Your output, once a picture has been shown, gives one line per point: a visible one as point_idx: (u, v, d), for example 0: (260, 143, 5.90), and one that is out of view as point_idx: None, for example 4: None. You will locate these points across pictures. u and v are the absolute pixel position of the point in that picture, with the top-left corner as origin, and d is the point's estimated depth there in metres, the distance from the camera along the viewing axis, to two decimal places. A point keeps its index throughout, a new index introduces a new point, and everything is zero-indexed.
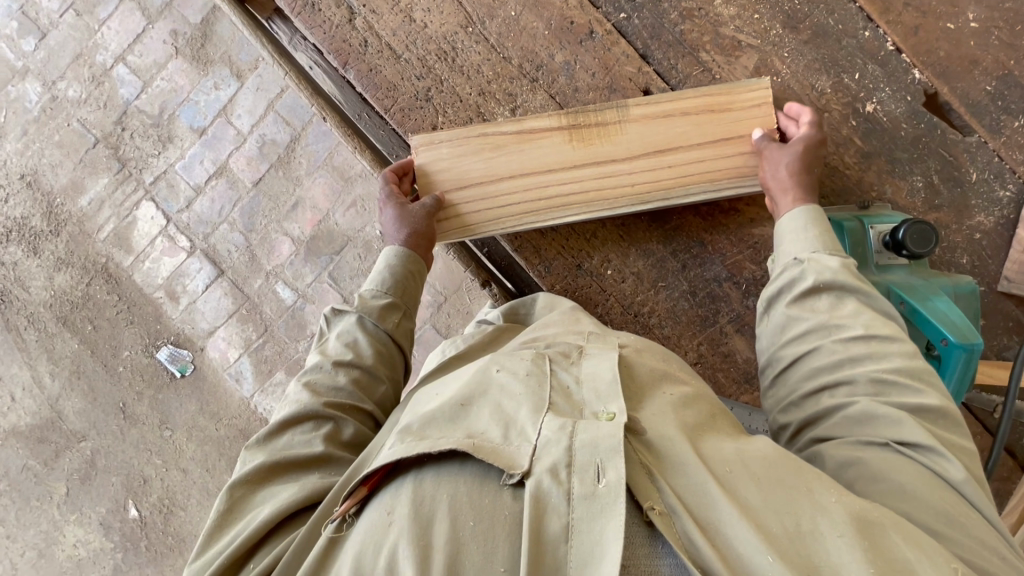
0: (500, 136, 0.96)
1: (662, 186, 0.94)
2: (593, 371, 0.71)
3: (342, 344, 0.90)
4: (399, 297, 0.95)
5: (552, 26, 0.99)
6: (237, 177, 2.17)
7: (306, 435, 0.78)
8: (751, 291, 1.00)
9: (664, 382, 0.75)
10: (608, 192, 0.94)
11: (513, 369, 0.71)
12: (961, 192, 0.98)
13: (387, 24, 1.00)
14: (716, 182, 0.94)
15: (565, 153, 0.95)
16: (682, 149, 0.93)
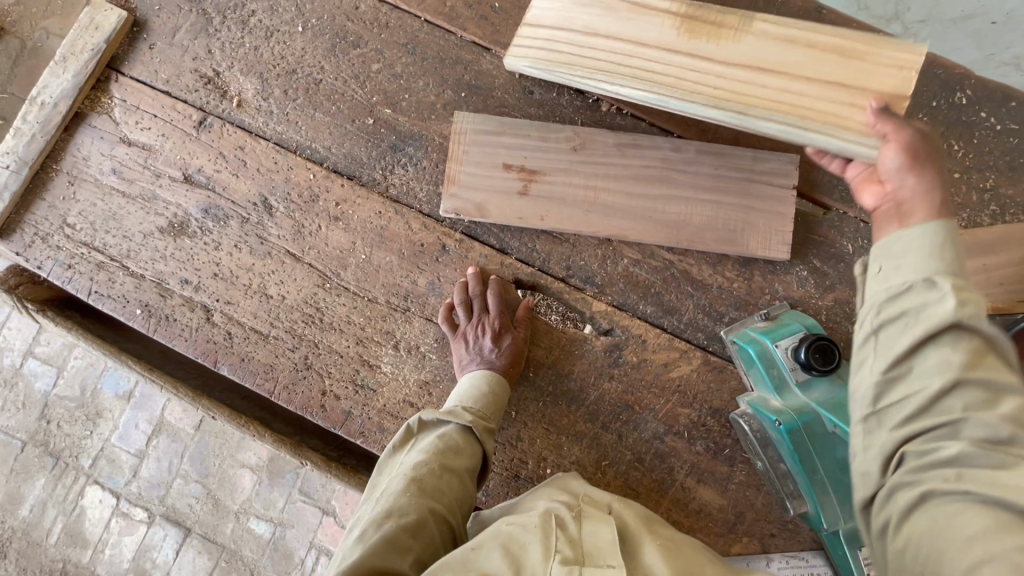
0: (582, 34, 0.78)
1: (742, 103, 0.69)
2: (593, 531, 0.70)
3: (439, 444, 0.82)
4: (492, 420, 0.88)
5: (404, 254, 0.99)
6: (178, 427, 2.06)
7: (405, 536, 0.70)
8: (695, 436, 0.95)
9: (669, 533, 0.77)
10: (685, 83, 0.71)
11: (522, 521, 0.71)
12: (846, 266, 0.98)
13: (245, 309, 0.98)
14: (807, 121, 0.67)
15: (672, 37, 0.73)
16: (790, 76, 0.69)
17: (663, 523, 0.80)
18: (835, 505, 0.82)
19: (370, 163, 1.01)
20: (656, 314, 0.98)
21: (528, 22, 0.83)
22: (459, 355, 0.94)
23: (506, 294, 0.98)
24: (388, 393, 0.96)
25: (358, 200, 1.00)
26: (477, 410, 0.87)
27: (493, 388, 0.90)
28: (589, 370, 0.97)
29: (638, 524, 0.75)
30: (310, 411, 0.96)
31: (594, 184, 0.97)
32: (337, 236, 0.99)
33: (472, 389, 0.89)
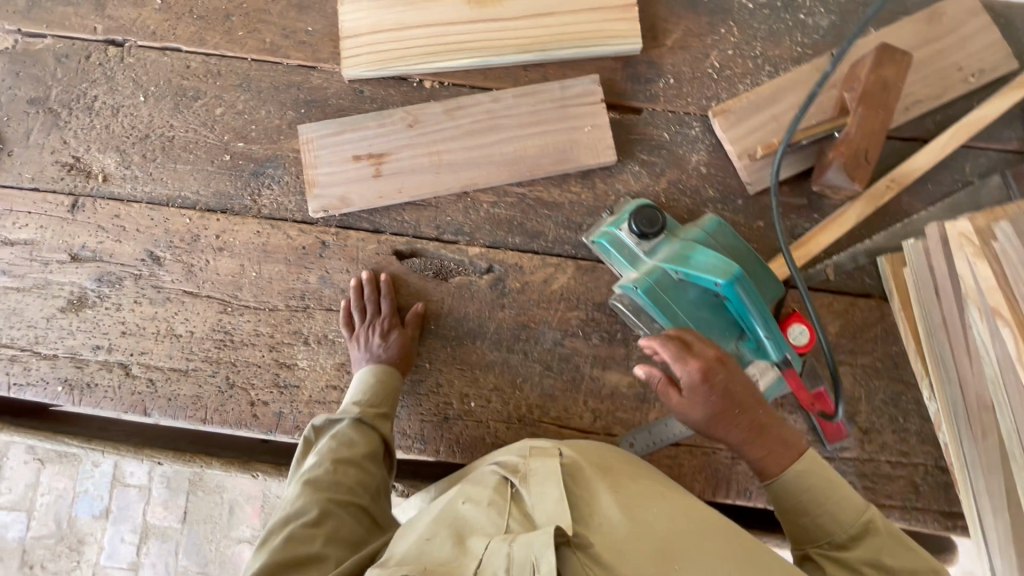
0: (405, 21, 1.13)
1: (538, 43, 1.13)
2: (542, 492, 0.77)
3: (335, 446, 0.92)
4: (384, 407, 0.97)
5: (290, 260, 1.08)
6: (164, 527, 2.05)
7: (308, 527, 0.83)
8: (589, 331, 1.07)
9: (629, 470, 0.87)
10: (492, 44, 1.12)
11: (477, 500, 0.79)
12: (668, 151, 1.13)
13: (160, 354, 1.05)
14: (586, 40, 1.13)
15: (467, 10, 1.14)
16: (560, 14, 1.14)
17: (631, 461, 0.91)
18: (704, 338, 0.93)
19: (238, 193, 1.11)
20: (525, 241, 1.10)
21: (346, 36, 1.14)
22: (355, 355, 1.02)
23: (390, 266, 1.09)
24: (311, 384, 1.04)
25: (236, 228, 1.09)
26: (365, 402, 0.96)
27: (383, 377, 0.98)
28: (482, 306, 1.08)
29: (592, 468, 0.84)
30: (245, 424, 1.03)
31: (436, 149, 1.10)
32: (226, 264, 1.08)
33: (363, 383, 0.98)
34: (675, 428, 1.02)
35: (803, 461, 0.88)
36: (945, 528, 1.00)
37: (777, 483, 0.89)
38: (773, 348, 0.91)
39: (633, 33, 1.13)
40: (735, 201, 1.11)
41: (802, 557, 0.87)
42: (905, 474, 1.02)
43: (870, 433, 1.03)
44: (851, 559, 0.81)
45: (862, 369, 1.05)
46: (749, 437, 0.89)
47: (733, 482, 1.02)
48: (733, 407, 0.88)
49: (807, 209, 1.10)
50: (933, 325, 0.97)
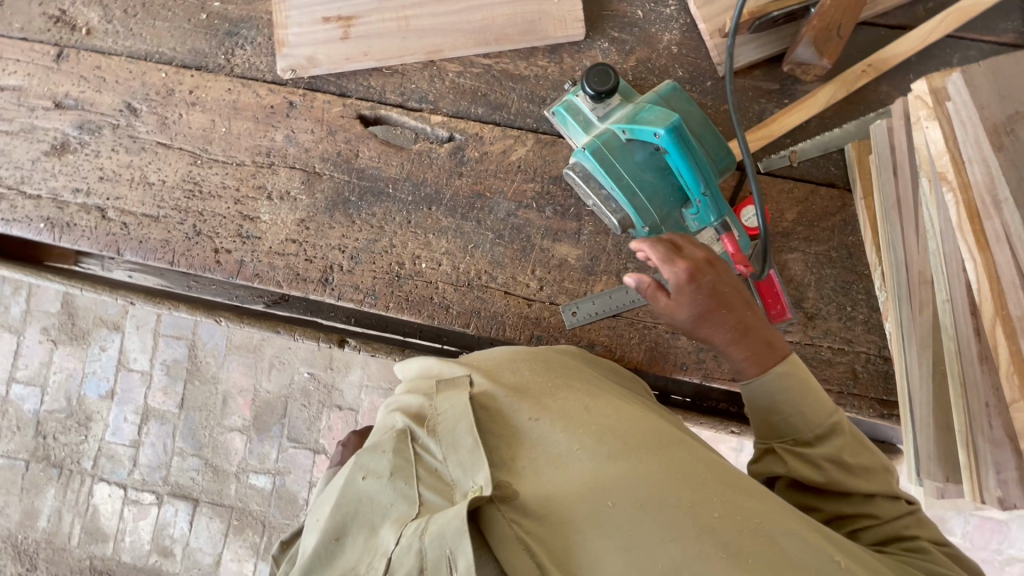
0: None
1: None
2: (452, 440, 0.74)
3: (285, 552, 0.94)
4: None
5: (258, 118, 1.11)
6: (164, 411, 2.19)
7: None
8: (543, 204, 1.08)
9: (552, 390, 0.82)
10: None
11: (378, 470, 0.73)
12: (639, 29, 1.10)
13: (134, 200, 1.10)
14: None
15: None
16: None
17: (555, 372, 0.85)
18: (645, 200, 0.93)
19: (212, 52, 1.14)
20: (488, 113, 1.11)
21: None
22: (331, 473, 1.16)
23: (353, 129, 1.11)
24: (272, 237, 1.08)
25: (209, 84, 1.12)
26: None
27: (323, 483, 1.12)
28: (440, 174, 1.09)
29: (509, 398, 0.81)
30: (208, 269, 1.08)
31: (403, 14, 1.10)
32: (198, 119, 1.12)
33: None
34: (618, 301, 1.04)
35: (784, 365, 0.83)
36: (880, 415, 0.99)
37: (749, 389, 0.84)
38: (712, 211, 0.92)
39: None
40: (703, 83, 1.09)
41: (763, 453, 0.82)
42: (846, 361, 1.01)
43: (815, 319, 1.02)
44: (816, 457, 0.77)
45: (815, 256, 1.04)
46: (736, 340, 0.86)
47: (672, 355, 1.03)
48: (721, 309, 0.86)
49: (777, 94, 1.07)
50: (890, 205, 0.94)
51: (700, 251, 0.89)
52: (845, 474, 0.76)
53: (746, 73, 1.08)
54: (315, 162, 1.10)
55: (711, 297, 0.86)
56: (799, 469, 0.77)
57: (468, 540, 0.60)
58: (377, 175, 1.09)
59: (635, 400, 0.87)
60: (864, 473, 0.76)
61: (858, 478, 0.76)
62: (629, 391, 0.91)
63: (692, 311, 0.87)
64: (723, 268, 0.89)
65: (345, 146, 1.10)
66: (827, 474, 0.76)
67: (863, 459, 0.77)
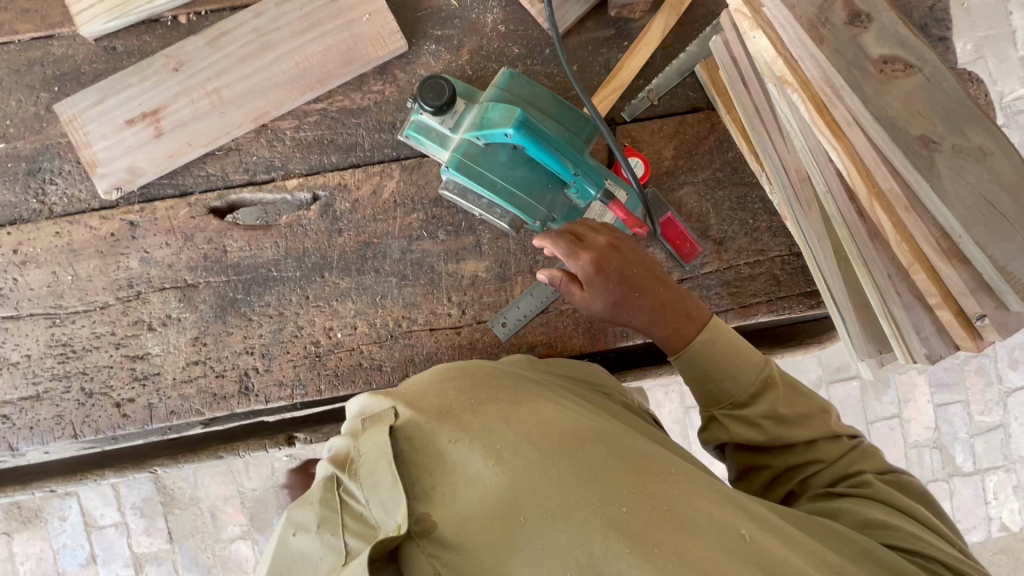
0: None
1: None
2: (373, 480, 0.70)
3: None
4: None
5: (104, 252, 1.01)
6: (154, 552, 2.07)
7: None
8: (434, 230, 1.03)
9: (475, 403, 0.76)
10: None
11: (305, 524, 0.71)
12: (461, 20, 1.05)
13: (4, 387, 0.99)
14: None
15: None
16: None
17: (478, 386, 0.79)
18: (526, 196, 0.91)
19: (21, 199, 1.01)
20: (343, 158, 1.04)
21: None
22: None
23: (211, 226, 1.02)
24: (171, 368, 1.00)
25: (33, 236, 1.00)
26: None
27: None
28: (320, 238, 1.03)
29: (433, 425, 0.74)
30: (118, 425, 0.99)
31: (213, 88, 1.01)
32: (37, 276, 1.00)
33: None
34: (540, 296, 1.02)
35: (707, 331, 0.86)
36: (811, 308, 1.03)
37: (681, 360, 0.86)
38: (592, 185, 0.91)
39: None
40: (542, 53, 1.05)
41: (708, 421, 0.85)
42: (765, 270, 1.04)
43: (725, 242, 1.04)
44: (751, 416, 0.81)
45: (704, 184, 1.05)
46: (663, 323, 0.88)
47: (610, 327, 1.03)
48: (638, 295, 0.88)
49: (615, 39, 1.05)
50: (753, 115, 0.95)
51: (609, 240, 0.89)
52: (784, 427, 0.81)
53: (579, 30, 1.05)
54: (185, 274, 1.01)
55: (625, 288, 0.88)
56: (740, 433, 0.81)
57: None
58: (256, 263, 1.02)
59: (559, 389, 0.84)
60: (804, 420, 0.81)
61: (798, 426, 0.81)
62: (551, 379, 0.87)
63: (607, 300, 0.89)
64: (627, 249, 0.90)
65: (209, 247, 1.02)
66: (765, 432, 0.80)
67: (797, 408, 0.82)
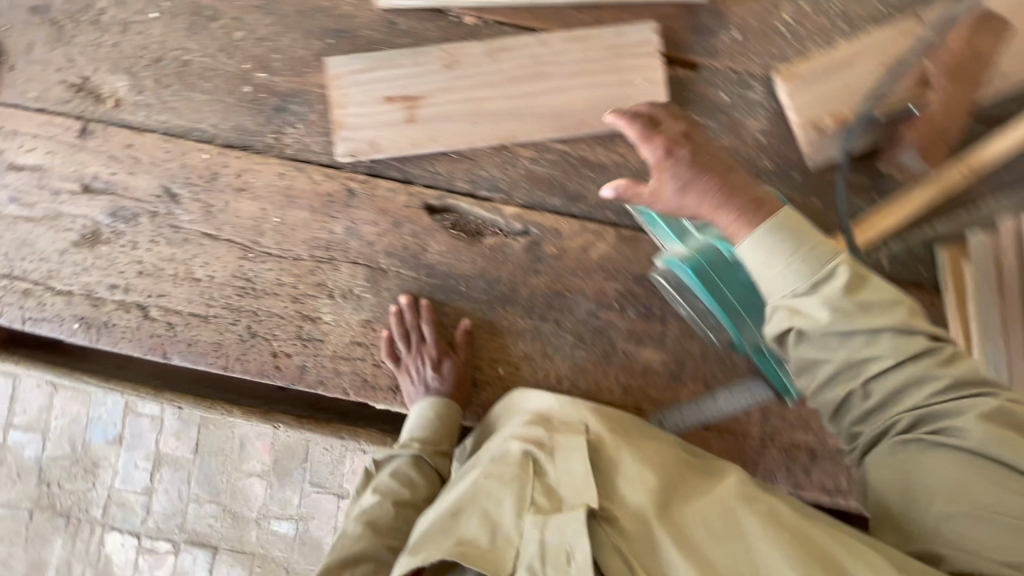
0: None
1: None
2: (566, 466, 0.78)
3: (394, 483, 0.94)
4: (446, 441, 0.97)
5: (315, 208, 1.02)
6: (176, 456, 2.10)
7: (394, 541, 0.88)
8: (626, 304, 1.02)
9: (648, 438, 0.86)
10: None
11: (500, 472, 0.79)
12: (725, 115, 1.04)
13: (179, 297, 1.01)
14: None
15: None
16: None
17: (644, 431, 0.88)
18: (749, 322, 0.90)
19: (259, 129, 1.03)
20: (565, 204, 1.03)
21: None
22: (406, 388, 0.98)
23: (421, 220, 1.02)
24: (336, 340, 1.00)
25: (258, 168, 1.02)
26: (427, 438, 0.96)
27: (440, 413, 0.96)
28: (516, 270, 1.02)
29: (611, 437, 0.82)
30: (268, 374, 1.00)
31: (476, 97, 1.01)
32: (247, 207, 1.02)
33: (421, 418, 0.96)
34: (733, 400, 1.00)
35: (778, 218, 0.74)
36: None
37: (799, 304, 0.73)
38: None
39: None
40: (792, 175, 1.03)
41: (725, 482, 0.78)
42: None
43: None
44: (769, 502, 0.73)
45: None
46: (717, 207, 0.75)
47: (760, 466, 0.99)
48: (716, 180, 0.75)
49: (869, 189, 1.02)
50: (992, 326, 0.95)
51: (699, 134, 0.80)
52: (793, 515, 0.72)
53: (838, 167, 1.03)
54: (380, 257, 1.02)
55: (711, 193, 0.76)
56: None
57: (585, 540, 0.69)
58: (448, 271, 1.02)
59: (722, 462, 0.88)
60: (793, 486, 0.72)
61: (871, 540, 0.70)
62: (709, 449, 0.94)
63: (674, 182, 0.76)
64: (702, 140, 0.79)
65: (412, 240, 1.02)
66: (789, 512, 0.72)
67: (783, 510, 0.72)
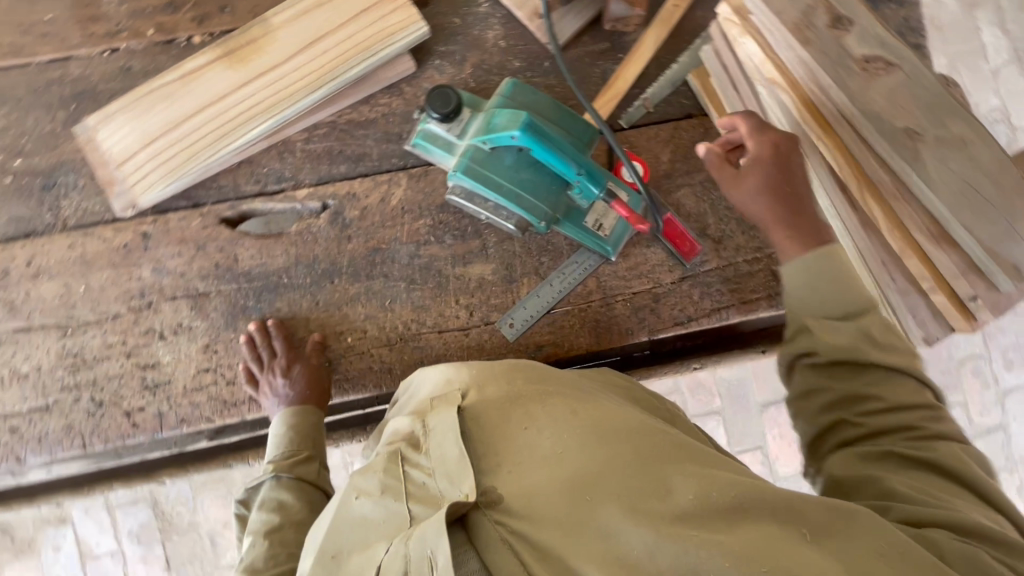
0: (168, 86, 1.02)
1: (322, 75, 1.03)
2: (438, 440, 0.67)
3: (265, 511, 0.94)
4: (306, 450, 1.00)
5: (116, 263, 1.02)
6: None
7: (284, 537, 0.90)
8: (441, 234, 1.06)
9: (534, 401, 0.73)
10: (280, 93, 1.02)
11: (369, 490, 0.65)
12: (461, 37, 1.10)
13: (14, 399, 0.99)
14: (370, 47, 1.04)
15: (230, 78, 1.02)
16: (331, 33, 1.04)
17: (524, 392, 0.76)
18: (532, 199, 0.95)
19: (35, 212, 1.03)
20: (351, 167, 1.07)
21: (121, 160, 1.02)
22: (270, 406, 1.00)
23: (222, 235, 1.04)
24: (182, 375, 1.00)
25: (45, 248, 1.02)
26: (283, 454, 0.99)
27: (297, 418, 1.00)
28: (329, 245, 1.05)
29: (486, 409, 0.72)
30: (127, 436, 0.99)
31: (222, 112, 1.02)
32: (50, 288, 1.01)
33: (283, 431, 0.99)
34: (576, 269, 1.05)
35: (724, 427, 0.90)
36: None
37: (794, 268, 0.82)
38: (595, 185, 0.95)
39: (417, 18, 1.04)
40: (542, 65, 1.10)
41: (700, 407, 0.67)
42: (762, 267, 1.06)
43: (723, 240, 1.06)
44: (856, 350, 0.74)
45: (700, 185, 1.08)
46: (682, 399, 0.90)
47: (615, 326, 1.04)
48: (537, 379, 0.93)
49: (611, 51, 1.11)
50: None
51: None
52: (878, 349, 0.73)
53: (578, 43, 1.11)
54: (196, 283, 1.03)
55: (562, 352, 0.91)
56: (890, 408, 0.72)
57: (443, 532, 0.54)
58: (266, 271, 1.04)
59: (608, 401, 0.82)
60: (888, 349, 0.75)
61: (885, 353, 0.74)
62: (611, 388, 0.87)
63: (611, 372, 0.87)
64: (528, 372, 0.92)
65: (220, 255, 1.04)
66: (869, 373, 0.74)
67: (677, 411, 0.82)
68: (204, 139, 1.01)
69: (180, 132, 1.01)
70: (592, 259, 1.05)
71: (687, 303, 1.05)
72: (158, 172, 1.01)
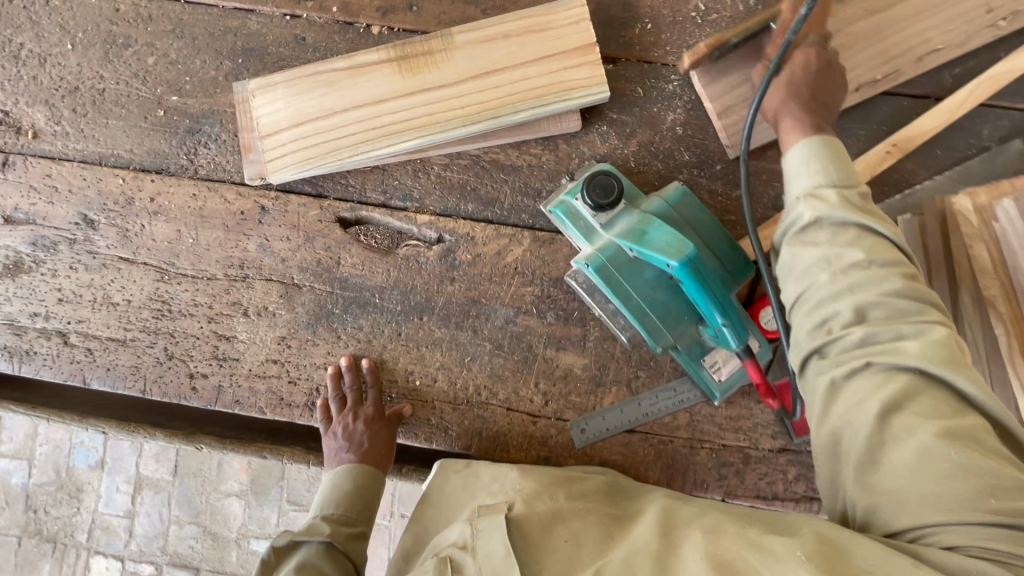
0: (333, 73, 0.99)
1: (484, 111, 0.96)
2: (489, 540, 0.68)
3: None
4: (361, 522, 0.94)
5: (229, 227, 1.02)
6: (156, 479, 1.81)
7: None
8: (544, 309, 0.99)
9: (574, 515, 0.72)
10: (436, 115, 0.96)
11: None
12: (637, 109, 1.00)
13: (99, 322, 1.01)
14: (541, 96, 0.96)
15: (394, 83, 0.98)
16: (507, 68, 0.97)
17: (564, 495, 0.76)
18: (658, 323, 0.86)
19: (173, 152, 1.03)
20: (479, 209, 1.01)
21: (265, 132, 1.00)
22: (329, 447, 0.96)
23: (333, 234, 1.01)
24: (251, 358, 1.00)
25: (171, 189, 1.02)
26: (339, 514, 0.92)
27: (355, 475, 0.95)
28: (430, 280, 1.00)
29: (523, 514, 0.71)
30: (184, 396, 0.99)
31: (375, 115, 0.98)
32: (162, 230, 1.02)
33: (335, 484, 0.95)
34: (672, 398, 0.95)
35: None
36: None
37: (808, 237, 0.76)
38: (731, 335, 0.86)
39: (602, 81, 0.95)
40: (712, 167, 0.99)
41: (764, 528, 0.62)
42: None
43: None
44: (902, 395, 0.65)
45: None
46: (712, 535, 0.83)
47: (690, 473, 0.95)
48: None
49: None
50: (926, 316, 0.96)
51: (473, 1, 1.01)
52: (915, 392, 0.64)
53: (758, 156, 0.99)
54: (293, 273, 1.01)
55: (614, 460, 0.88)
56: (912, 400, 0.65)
57: None
58: (362, 284, 1.00)
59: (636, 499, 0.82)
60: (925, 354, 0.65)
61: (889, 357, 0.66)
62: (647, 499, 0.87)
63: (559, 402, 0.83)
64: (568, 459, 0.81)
65: (325, 253, 1.01)
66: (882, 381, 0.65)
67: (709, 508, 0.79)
68: (350, 137, 0.98)
69: (330, 123, 0.98)
70: (695, 397, 0.95)
71: (777, 479, 0.93)
72: (295, 154, 0.98)
